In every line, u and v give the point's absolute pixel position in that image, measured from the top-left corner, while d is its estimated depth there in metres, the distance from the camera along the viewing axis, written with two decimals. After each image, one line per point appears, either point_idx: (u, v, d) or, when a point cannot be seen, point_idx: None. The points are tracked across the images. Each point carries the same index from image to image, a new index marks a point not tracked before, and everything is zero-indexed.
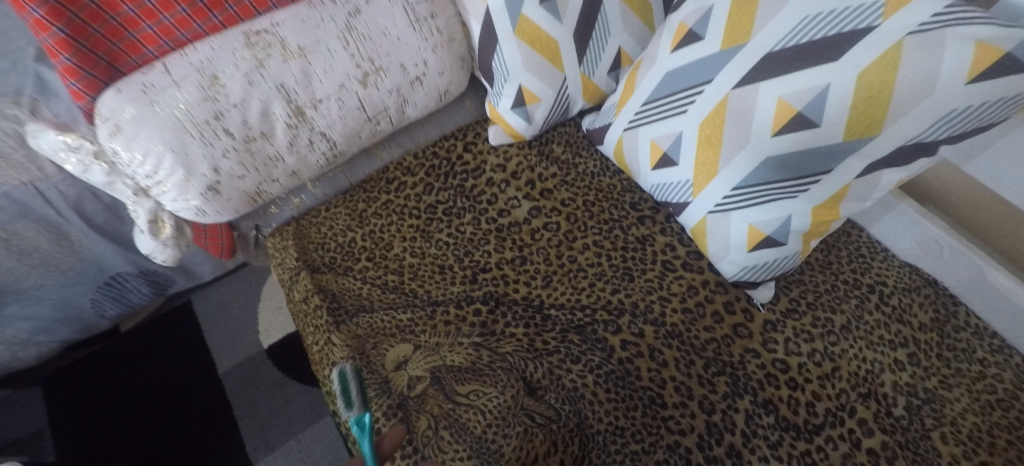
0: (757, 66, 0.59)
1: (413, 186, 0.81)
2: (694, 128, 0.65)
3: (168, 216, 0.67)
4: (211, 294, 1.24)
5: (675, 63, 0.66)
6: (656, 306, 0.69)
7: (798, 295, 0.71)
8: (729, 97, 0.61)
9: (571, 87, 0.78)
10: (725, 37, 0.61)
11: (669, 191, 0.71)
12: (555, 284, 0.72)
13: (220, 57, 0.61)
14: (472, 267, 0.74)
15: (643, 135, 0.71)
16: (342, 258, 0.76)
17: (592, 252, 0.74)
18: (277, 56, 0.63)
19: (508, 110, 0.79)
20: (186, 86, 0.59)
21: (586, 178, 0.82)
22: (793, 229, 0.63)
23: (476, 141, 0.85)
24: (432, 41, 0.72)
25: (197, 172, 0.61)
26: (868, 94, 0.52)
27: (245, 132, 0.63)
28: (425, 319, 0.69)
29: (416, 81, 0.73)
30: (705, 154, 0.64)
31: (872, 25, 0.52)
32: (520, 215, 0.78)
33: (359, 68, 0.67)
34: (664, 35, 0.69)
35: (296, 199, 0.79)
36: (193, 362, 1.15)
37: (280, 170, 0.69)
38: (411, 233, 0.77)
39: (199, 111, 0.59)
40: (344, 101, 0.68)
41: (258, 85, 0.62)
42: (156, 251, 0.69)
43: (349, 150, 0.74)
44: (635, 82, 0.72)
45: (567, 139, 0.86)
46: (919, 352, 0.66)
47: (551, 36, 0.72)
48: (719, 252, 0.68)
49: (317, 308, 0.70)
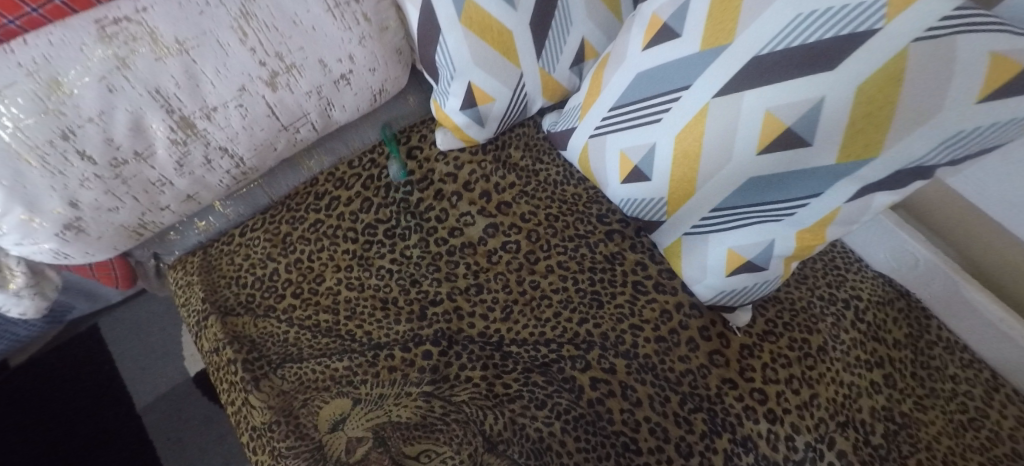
0: (741, 73, 0.48)
1: (347, 202, 0.69)
2: (669, 140, 0.55)
3: (15, 261, 0.52)
4: (123, 315, 1.08)
5: (646, 63, 0.56)
6: (628, 337, 0.62)
7: (774, 315, 0.66)
8: (709, 106, 0.51)
9: (529, 85, 0.68)
10: (704, 36, 0.50)
11: (639, 207, 0.63)
12: (515, 317, 0.63)
13: (63, 55, 0.44)
14: (418, 300, 0.64)
15: (610, 144, 0.62)
16: (262, 296, 0.63)
17: (556, 275, 0.66)
18: (146, 53, 0.47)
19: (456, 111, 0.69)
20: (12, 96, 0.43)
21: (549, 187, 0.73)
22: (776, 253, 0.55)
23: (421, 146, 0.74)
24: (358, 31, 0.58)
25: (46, 209, 0.47)
26: (868, 109, 0.43)
27: (111, 155, 0.49)
28: (365, 367, 0.59)
29: (341, 80, 0.60)
30: (681, 169, 0.55)
31: (873, 28, 0.42)
32: (474, 235, 0.68)
33: (264, 67, 0.53)
34: (634, 29, 0.58)
35: (201, 222, 0.67)
36: (103, 398, 1.00)
37: (169, 196, 0.56)
38: (347, 261, 0.66)
39: (36, 130, 0.44)
40: (247, 108, 0.54)
41: (121, 92, 0.47)
42: (8, 305, 0.53)
43: (263, 164, 0.62)
44: (601, 82, 0.63)
45: (525, 142, 0.77)
46: (894, 372, 0.64)
47: (504, 27, 0.62)
48: (693, 275, 0.61)
49: (231, 364, 0.59)
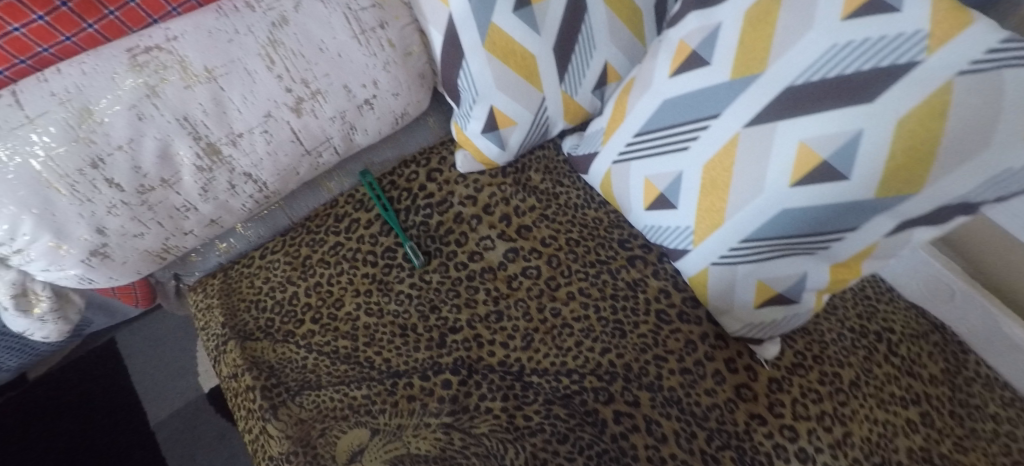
0: (774, 103, 0.47)
1: (367, 224, 0.69)
2: (697, 169, 0.54)
3: (40, 286, 0.52)
4: (140, 330, 1.08)
5: (673, 90, 0.55)
6: (651, 369, 0.61)
7: (803, 347, 0.64)
8: (740, 136, 0.50)
9: (551, 108, 0.68)
10: (735, 64, 0.49)
11: (663, 234, 0.61)
12: (535, 346, 0.62)
13: (94, 83, 0.45)
14: (438, 327, 0.63)
15: (635, 170, 0.61)
16: (281, 321, 0.63)
17: (578, 302, 0.65)
18: (176, 81, 0.48)
19: (477, 135, 0.68)
20: (44, 125, 0.44)
21: (569, 211, 0.72)
22: (808, 287, 0.54)
23: (441, 168, 0.74)
24: (382, 56, 0.58)
25: (74, 236, 0.47)
26: (909, 144, 0.42)
27: (138, 182, 0.49)
28: (384, 396, 0.58)
29: (365, 105, 0.60)
30: (710, 198, 0.54)
31: (915, 60, 0.41)
32: (494, 259, 0.68)
33: (290, 93, 0.53)
34: (660, 54, 0.57)
35: (223, 244, 0.67)
36: (118, 414, 1.00)
37: (193, 221, 0.56)
38: (366, 285, 0.65)
39: (67, 159, 0.44)
40: (273, 134, 0.54)
41: (150, 119, 0.47)
42: (32, 329, 0.53)
43: (285, 188, 0.62)
44: (625, 107, 0.62)
45: (545, 165, 0.76)
46: (932, 410, 0.61)
47: (527, 51, 0.61)
48: (720, 305, 0.60)
49: (249, 391, 0.58)
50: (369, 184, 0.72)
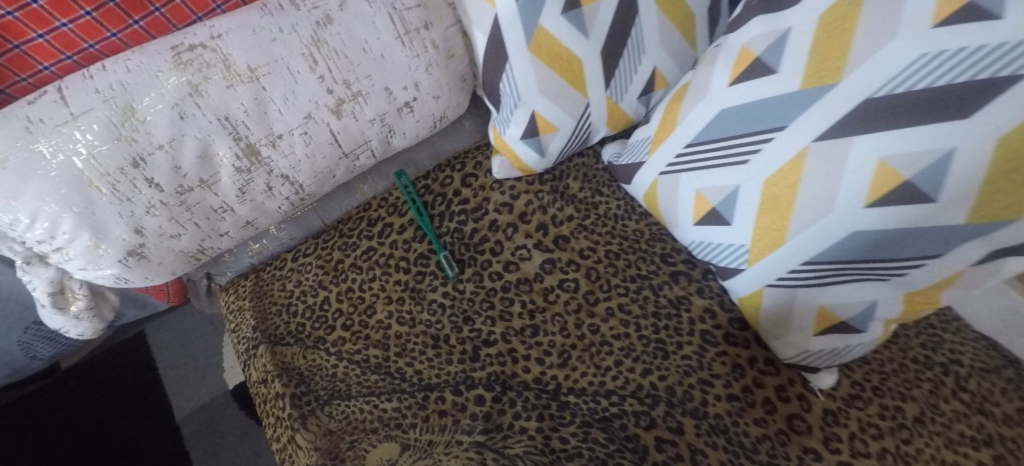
0: (849, 116, 0.43)
1: (400, 229, 0.67)
2: (757, 184, 0.50)
3: (77, 284, 0.51)
4: (169, 324, 1.09)
5: (732, 99, 0.51)
6: (696, 394, 0.57)
7: (861, 377, 0.60)
8: (808, 151, 0.46)
9: (595, 114, 0.65)
10: (806, 74, 0.46)
11: (713, 251, 0.58)
12: (572, 364, 0.59)
13: (139, 81, 0.44)
14: (471, 339, 0.61)
15: (685, 182, 0.57)
16: (312, 326, 0.62)
17: (618, 319, 0.62)
18: (219, 80, 0.47)
19: (516, 140, 0.65)
20: (88, 122, 0.43)
21: (609, 222, 0.69)
22: (877, 315, 0.50)
23: (476, 173, 0.71)
24: (425, 58, 0.56)
25: (112, 236, 0.47)
26: (1009, 166, 0.37)
27: (177, 182, 0.48)
28: (415, 409, 0.56)
29: (405, 107, 0.58)
30: (769, 216, 0.50)
31: (1018, 73, 0.36)
32: (531, 270, 0.65)
33: (331, 95, 0.52)
34: (719, 61, 0.54)
35: (256, 245, 0.66)
36: (145, 407, 1.01)
37: (229, 223, 0.55)
38: (398, 293, 0.63)
39: (109, 157, 0.44)
40: (312, 136, 0.53)
41: (191, 119, 0.46)
42: (68, 326, 0.53)
43: (320, 191, 0.61)
44: (676, 115, 0.58)
45: (584, 173, 0.73)
46: (1007, 453, 0.55)
47: (574, 55, 0.58)
48: (774, 330, 0.56)
49: (279, 398, 0.57)
50: (404, 186, 0.70)
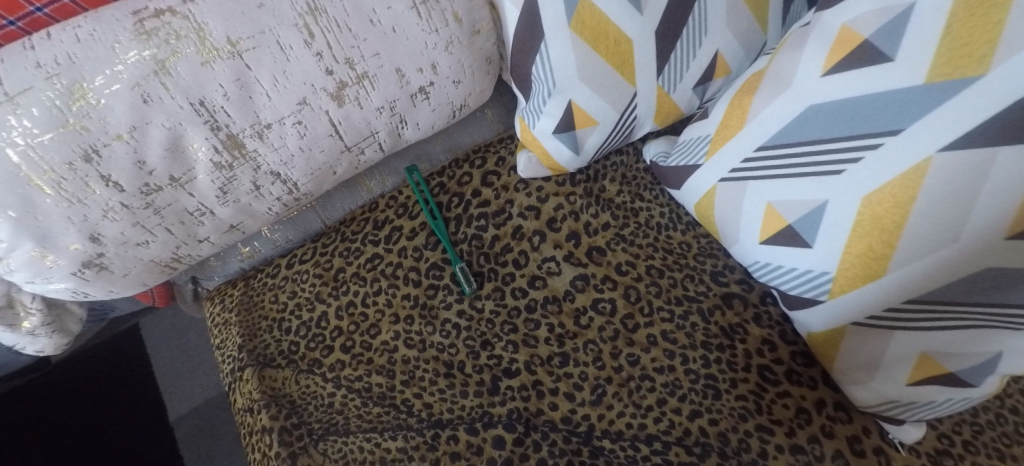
0: (996, 120, 0.33)
1: (410, 235, 0.58)
2: (852, 200, 0.41)
3: (29, 297, 0.44)
4: (164, 318, 1.01)
5: (826, 93, 0.41)
6: (753, 443, 0.48)
7: (950, 430, 0.49)
8: (932, 163, 0.36)
9: (641, 106, 0.55)
10: (935, 63, 0.35)
11: (781, 276, 0.48)
12: (607, 401, 0.51)
13: (90, 53, 0.35)
14: (490, 368, 0.52)
15: (752, 193, 0.48)
16: (307, 347, 0.54)
17: (661, 349, 0.53)
18: (190, 54, 0.37)
19: (547, 135, 0.55)
20: (25, 105, 0.34)
21: (651, 232, 0.59)
22: (996, 369, 0.40)
23: (498, 170, 0.61)
24: (446, 34, 0.47)
25: (62, 245, 0.39)
26: None
27: (140, 182, 0.40)
28: (423, 451, 0.48)
29: (419, 93, 0.49)
30: (865, 241, 0.40)
31: None
32: (560, 287, 0.56)
33: (331, 77, 0.43)
34: (809, 45, 0.44)
35: (245, 248, 0.58)
36: (138, 406, 0.94)
37: (208, 227, 0.47)
38: (406, 310, 0.55)
39: (53, 150, 0.35)
40: (306, 125, 0.44)
41: (157, 103, 0.37)
42: (23, 343, 0.46)
43: (319, 189, 0.52)
44: (745, 111, 0.48)
45: (623, 174, 0.62)
46: None
47: (623, 34, 0.48)
48: (855, 374, 0.46)
49: (265, 433, 0.50)
50: (416, 184, 0.61)
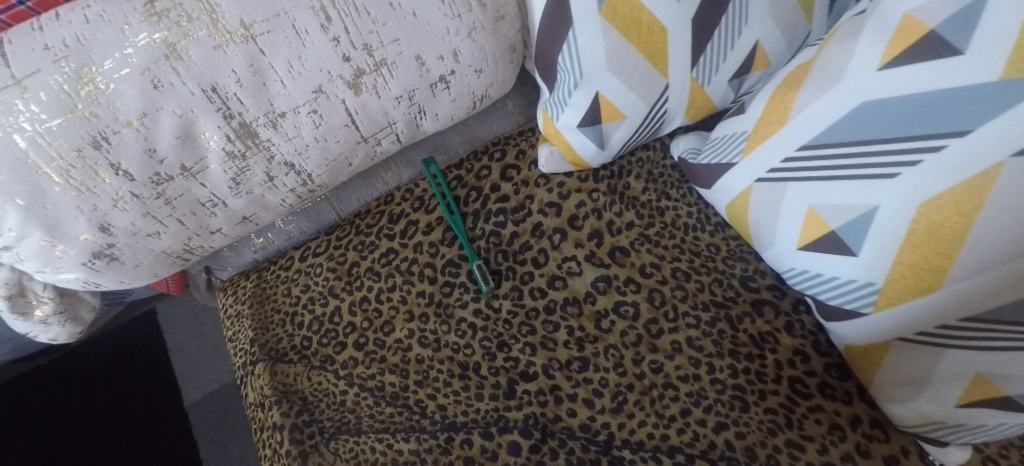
0: None
1: (426, 230, 0.56)
2: (904, 206, 0.37)
3: (41, 285, 0.43)
4: (180, 304, 1.02)
5: (881, 89, 0.38)
6: (782, 460, 0.45)
7: (997, 453, 0.46)
8: (1003, 169, 0.33)
9: (673, 99, 0.52)
10: (1015, 56, 0.32)
11: (818, 285, 0.45)
12: (628, 410, 0.48)
13: (98, 35, 0.33)
14: (506, 370, 0.50)
15: (791, 196, 0.45)
16: (319, 342, 0.53)
17: (686, 357, 0.50)
18: (202, 38, 0.35)
19: (572, 128, 0.53)
20: (32, 90, 0.32)
21: (677, 233, 0.56)
22: None
23: (518, 164, 0.59)
24: (469, 19, 0.44)
25: (72, 235, 0.38)
26: None
27: (150, 171, 0.38)
28: (436, 454, 0.47)
29: (439, 83, 0.47)
30: (920, 251, 0.38)
31: None
32: (580, 288, 0.53)
33: (348, 63, 0.41)
34: (863, 35, 0.40)
35: (258, 239, 0.57)
36: (154, 390, 0.95)
37: (220, 218, 0.46)
38: (421, 308, 0.53)
39: (62, 137, 0.34)
40: (321, 114, 0.43)
41: (168, 89, 0.35)
42: (36, 331, 0.45)
43: (334, 180, 0.51)
44: (787, 106, 0.45)
45: (649, 170, 0.60)
46: None
47: (657, 22, 0.45)
48: (898, 391, 0.43)
49: (277, 430, 0.49)
50: (433, 177, 0.59)
